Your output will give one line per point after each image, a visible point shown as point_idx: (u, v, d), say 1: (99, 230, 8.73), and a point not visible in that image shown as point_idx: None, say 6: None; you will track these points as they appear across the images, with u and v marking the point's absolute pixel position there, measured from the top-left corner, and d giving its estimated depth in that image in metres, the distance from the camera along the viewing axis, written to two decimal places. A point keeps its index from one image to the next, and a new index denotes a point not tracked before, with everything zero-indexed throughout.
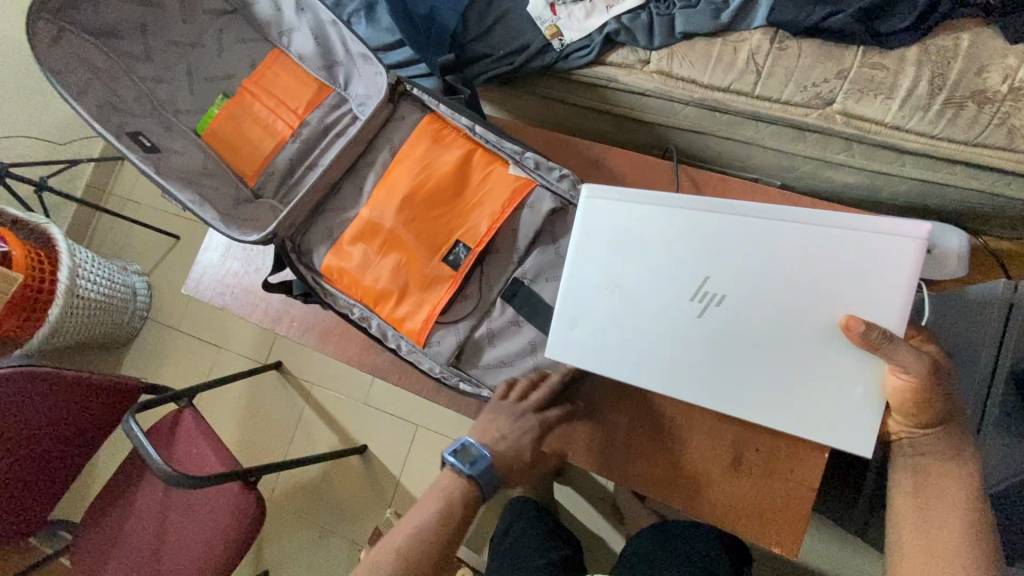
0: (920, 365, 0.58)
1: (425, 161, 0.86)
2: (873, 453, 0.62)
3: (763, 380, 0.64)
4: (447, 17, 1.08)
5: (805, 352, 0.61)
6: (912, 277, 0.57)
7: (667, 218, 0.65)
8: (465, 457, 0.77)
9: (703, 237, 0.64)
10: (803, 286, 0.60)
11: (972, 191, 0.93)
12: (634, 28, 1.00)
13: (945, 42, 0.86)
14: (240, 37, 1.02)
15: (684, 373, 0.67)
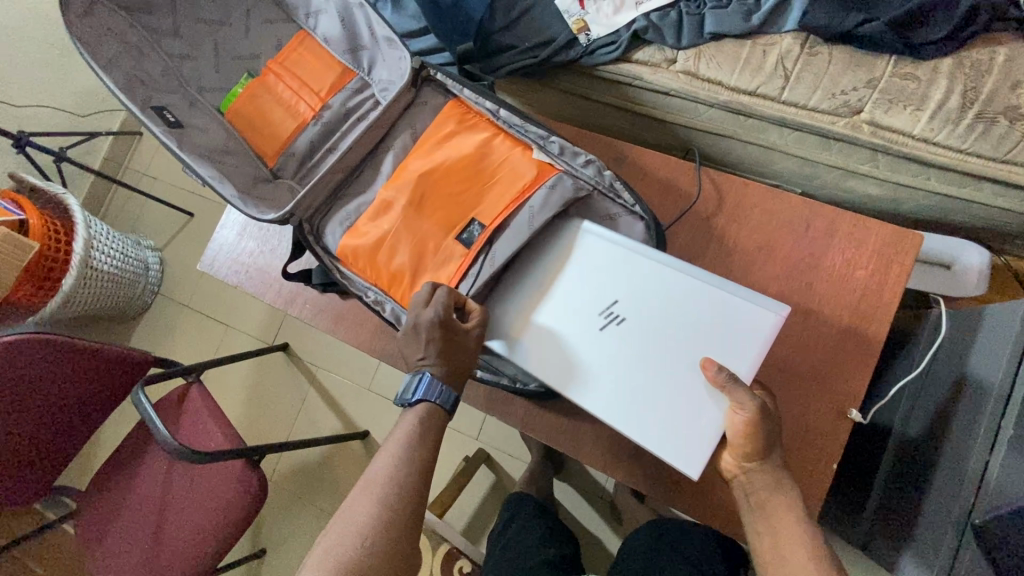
0: (753, 403, 0.62)
1: (446, 143, 0.86)
2: (697, 478, 0.64)
3: (628, 391, 0.69)
4: (474, 6, 1.07)
5: (667, 380, 0.68)
6: (768, 343, 0.65)
7: (606, 247, 0.76)
8: (411, 389, 0.73)
9: (629, 275, 0.74)
10: (685, 327, 0.69)
11: (997, 208, 0.92)
12: (663, 26, 0.99)
13: (980, 55, 0.84)
14: (265, 16, 1.02)
15: (570, 376, 0.72)
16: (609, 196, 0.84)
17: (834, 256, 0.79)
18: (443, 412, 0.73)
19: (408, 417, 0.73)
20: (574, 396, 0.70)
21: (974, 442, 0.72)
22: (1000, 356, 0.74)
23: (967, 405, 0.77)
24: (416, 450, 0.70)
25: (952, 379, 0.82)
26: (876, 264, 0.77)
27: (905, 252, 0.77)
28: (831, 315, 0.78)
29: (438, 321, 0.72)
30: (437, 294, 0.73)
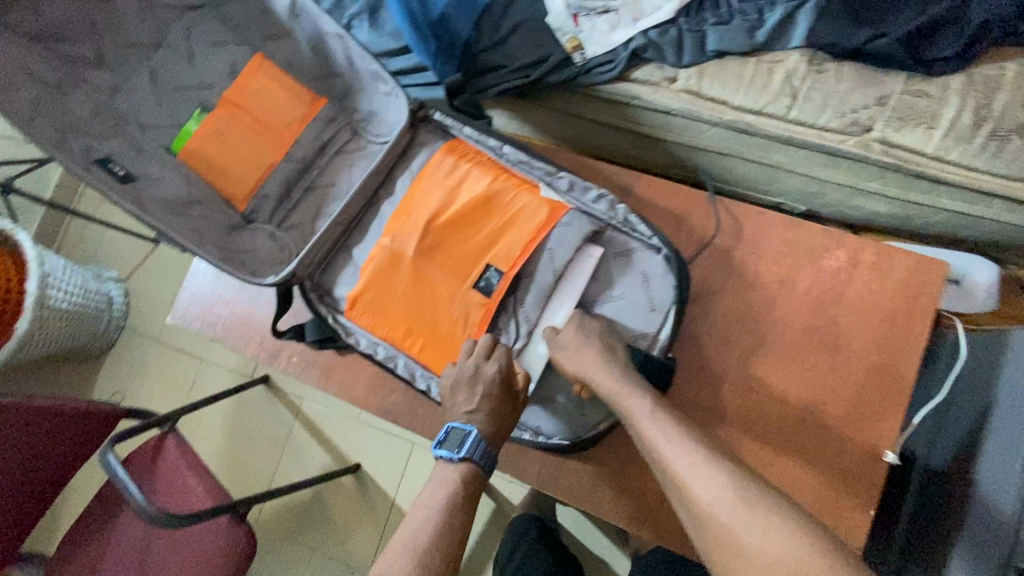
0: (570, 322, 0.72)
1: (451, 185, 0.80)
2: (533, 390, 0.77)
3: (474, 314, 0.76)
4: (460, 24, 1.00)
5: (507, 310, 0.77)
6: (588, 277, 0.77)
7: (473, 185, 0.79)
8: (451, 443, 0.66)
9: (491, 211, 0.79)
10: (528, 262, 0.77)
11: (1008, 224, 0.90)
12: (663, 44, 0.93)
13: (991, 70, 0.82)
14: (213, 39, 0.90)
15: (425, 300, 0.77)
16: (624, 231, 0.79)
17: (854, 285, 0.76)
18: (480, 473, 0.66)
19: (442, 475, 0.65)
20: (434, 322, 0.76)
21: (1007, 476, 0.70)
22: None
23: (1002, 429, 0.74)
24: (450, 531, 0.59)
25: (980, 408, 0.80)
26: (900, 294, 0.75)
27: (927, 281, 0.74)
28: (856, 350, 0.74)
29: (500, 376, 0.69)
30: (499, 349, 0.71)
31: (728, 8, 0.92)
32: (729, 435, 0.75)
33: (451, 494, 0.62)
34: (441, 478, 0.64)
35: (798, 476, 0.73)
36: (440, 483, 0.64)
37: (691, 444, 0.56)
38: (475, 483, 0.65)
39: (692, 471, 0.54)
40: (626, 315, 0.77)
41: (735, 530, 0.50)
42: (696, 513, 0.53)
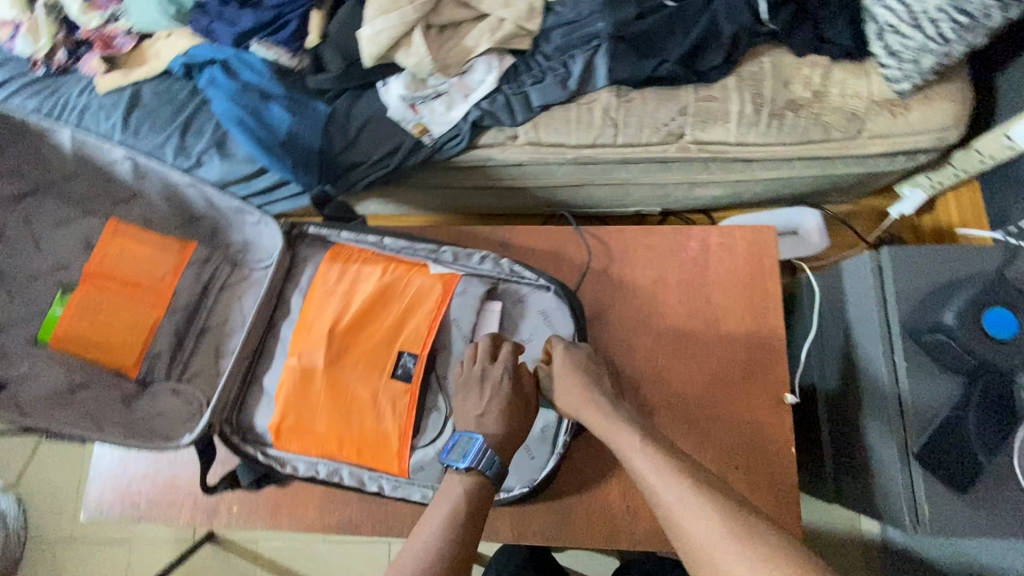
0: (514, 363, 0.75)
1: (344, 289, 0.83)
2: None
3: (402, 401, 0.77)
4: (309, 137, 1.04)
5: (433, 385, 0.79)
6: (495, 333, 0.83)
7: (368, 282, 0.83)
8: (458, 453, 0.68)
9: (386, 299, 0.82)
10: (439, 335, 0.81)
11: (810, 176, 1.09)
12: (496, 110, 1.04)
13: (753, 66, 1.00)
14: (59, 218, 0.89)
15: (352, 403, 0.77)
16: (515, 280, 0.86)
17: (713, 265, 0.88)
18: (488, 485, 0.66)
19: (450, 491, 0.65)
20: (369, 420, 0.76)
21: (880, 381, 0.83)
22: (870, 302, 0.85)
23: (864, 343, 0.87)
24: (458, 545, 0.59)
25: (846, 330, 0.93)
26: (749, 261, 0.88)
27: (765, 246, 0.88)
28: (732, 318, 0.86)
29: (509, 375, 0.73)
30: (504, 349, 0.75)
31: (539, 68, 1.05)
32: (662, 425, 0.83)
33: (452, 512, 0.62)
34: (449, 490, 0.65)
35: (727, 442, 0.82)
36: (444, 504, 0.64)
37: (672, 474, 0.58)
38: (483, 494, 0.65)
39: (674, 506, 0.56)
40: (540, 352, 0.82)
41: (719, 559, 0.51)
42: (689, 550, 0.54)
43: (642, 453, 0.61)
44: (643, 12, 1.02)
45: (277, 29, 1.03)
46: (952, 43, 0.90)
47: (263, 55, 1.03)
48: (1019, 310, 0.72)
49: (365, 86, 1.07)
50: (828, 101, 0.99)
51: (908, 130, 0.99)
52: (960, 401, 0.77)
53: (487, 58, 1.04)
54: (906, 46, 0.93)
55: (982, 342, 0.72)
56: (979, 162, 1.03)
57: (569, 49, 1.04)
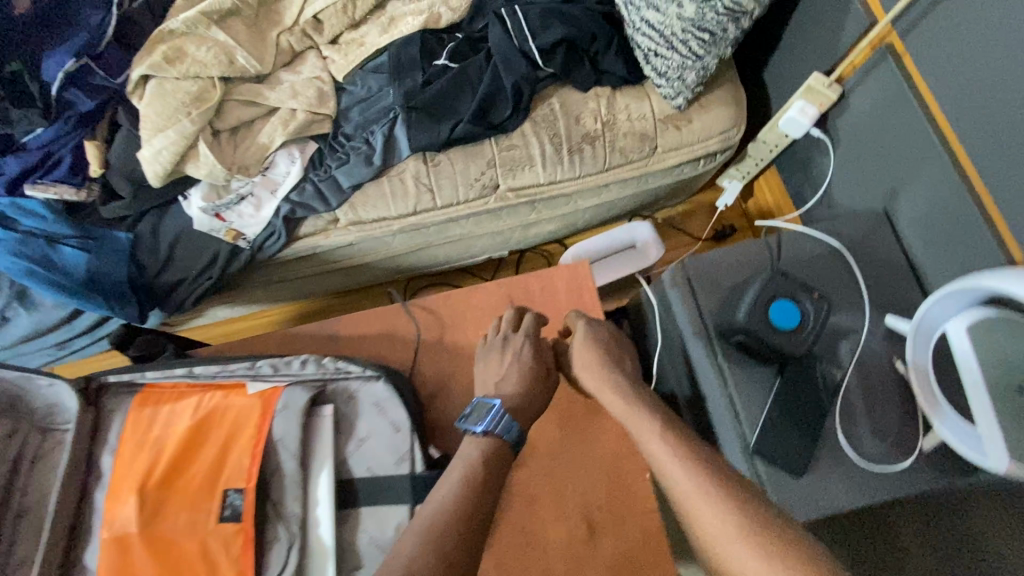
0: (521, 348, 0.79)
1: (155, 436, 0.77)
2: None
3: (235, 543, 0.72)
4: (115, 271, 0.98)
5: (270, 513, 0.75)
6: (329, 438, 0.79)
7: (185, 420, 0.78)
8: (477, 418, 0.71)
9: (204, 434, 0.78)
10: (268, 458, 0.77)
11: (631, 194, 1.14)
12: (307, 200, 1.01)
13: (544, 109, 1.04)
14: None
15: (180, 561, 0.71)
16: (341, 378, 0.83)
17: (539, 311, 0.90)
18: (503, 448, 0.69)
19: (466, 450, 0.68)
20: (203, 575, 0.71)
21: (713, 386, 0.86)
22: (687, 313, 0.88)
23: (693, 352, 0.89)
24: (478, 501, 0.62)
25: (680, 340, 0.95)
26: (571, 299, 0.91)
27: (583, 282, 0.92)
28: None
29: (532, 345, 0.79)
30: (526, 320, 0.82)
31: (343, 150, 1.03)
32: (520, 483, 0.82)
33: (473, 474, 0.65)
34: (466, 451, 0.68)
35: (586, 486, 0.82)
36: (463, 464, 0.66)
37: (688, 469, 0.58)
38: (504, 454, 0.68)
39: (692, 507, 0.55)
40: (380, 446, 0.80)
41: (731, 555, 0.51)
42: (704, 545, 0.53)
43: (665, 440, 0.62)
44: (430, 77, 1.04)
45: (49, 167, 0.96)
46: (705, 57, 0.96)
47: (41, 197, 0.96)
48: (800, 299, 0.77)
49: (165, 205, 1.01)
50: (620, 126, 1.04)
51: (696, 139, 1.05)
52: (776, 391, 0.81)
53: (287, 150, 1.02)
54: (670, 66, 0.99)
55: (774, 337, 0.76)
56: (768, 151, 1.10)
57: (369, 124, 1.04)
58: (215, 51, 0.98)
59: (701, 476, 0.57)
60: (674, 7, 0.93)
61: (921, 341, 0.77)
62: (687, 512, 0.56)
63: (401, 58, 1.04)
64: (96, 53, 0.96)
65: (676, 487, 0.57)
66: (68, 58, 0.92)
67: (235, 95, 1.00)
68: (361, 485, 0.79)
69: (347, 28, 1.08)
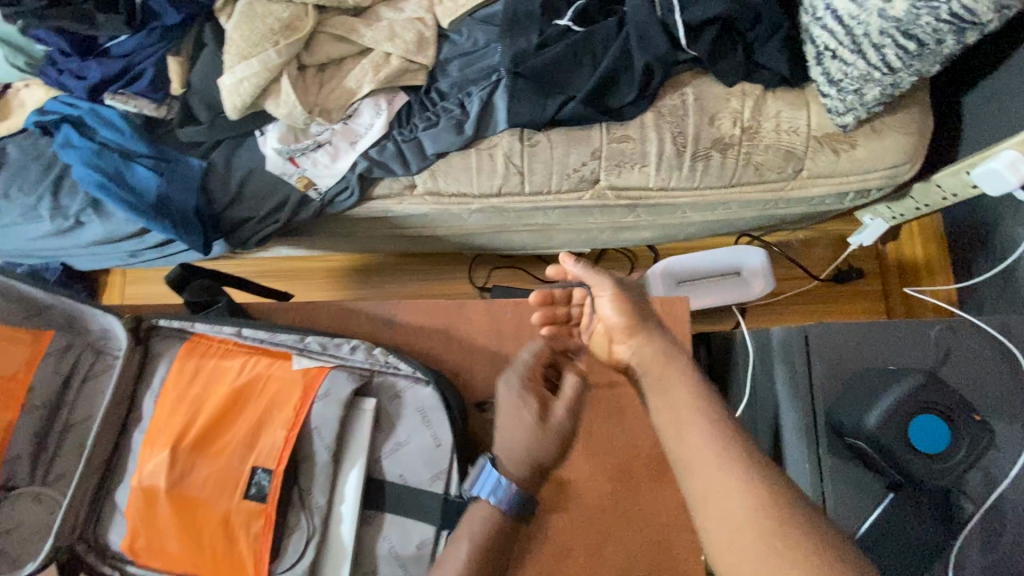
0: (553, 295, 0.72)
1: (195, 392, 0.74)
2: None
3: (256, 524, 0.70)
4: (182, 199, 0.92)
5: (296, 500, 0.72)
6: (366, 436, 0.74)
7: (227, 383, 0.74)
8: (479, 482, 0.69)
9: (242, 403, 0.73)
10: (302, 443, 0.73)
11: (750, 216, 0.97)
12: (386, 160, 0.92)
13: (673, 101, 0.87)
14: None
15: (203, 528, 0.70)
16: (390, 372, 0.77)
17: None
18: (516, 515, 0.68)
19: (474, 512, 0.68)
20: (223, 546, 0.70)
21: (802, 475, 0.73)
22: (795, 384, 0.74)
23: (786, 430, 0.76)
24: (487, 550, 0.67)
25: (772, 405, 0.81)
26: None
27: (677, 321, 0.79)
28: (642, 405, 0.77)
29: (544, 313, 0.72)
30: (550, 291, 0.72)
31: (434, 109, 0.92)
32: (558, 528, 0.75)
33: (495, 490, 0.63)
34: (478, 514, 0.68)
35: (630, 549, 0.73)
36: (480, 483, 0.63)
37: (716, 432, 0.48)
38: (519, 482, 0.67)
39: (706, 472, 0.46)
40: (417, 456, 0.74)
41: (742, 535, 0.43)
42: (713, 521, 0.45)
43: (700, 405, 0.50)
44: (546, 40, 0.88)
45: (132, 79, 0.91)
46: (899, 71, 0.76)
47: (121, 108, 0.92)
48: (954, 421, 0.62)
49: (241, 136, 0.95)
50: (762, 137, 0.85)
51: (853, 169, 0.86)
52: (883, 509, 0.67)
53: (373, 100, 0.92)
54: (848, 74, 0.78)
55: (910, 458, 0.61)
56: (942, 199, 0.90)
57: (467, 84, 0.91)
58: None
59: (731, 444, 0.47)
60: None
61: None
62: (692, 473, 0.47)
63: (518, 12, 0.89)
64: None
65: (691, 444, 0.48)
66: None
67: (328, 28, 0.90)
68: (390, 490, 0.73)
69: None
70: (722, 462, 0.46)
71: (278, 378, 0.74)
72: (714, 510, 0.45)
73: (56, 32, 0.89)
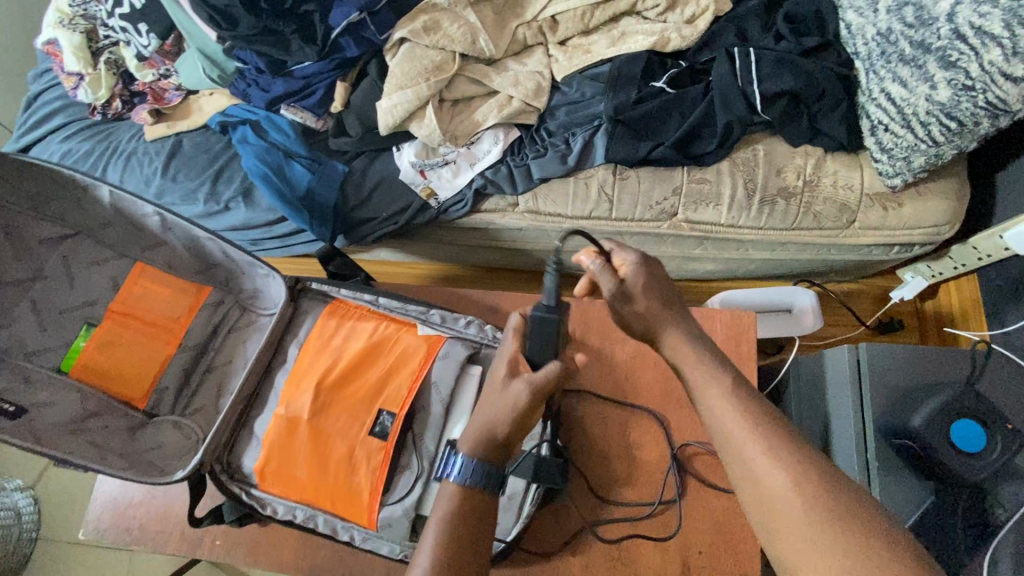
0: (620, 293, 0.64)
1: (335, 344, 0.88)
2: None
3: (376, 459, 0.81)
4: (326, 194, 1.11)
5: (411, 444, 0.84)
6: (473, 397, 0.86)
7: (362, 339, 0.89)
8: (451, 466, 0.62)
9: (375, 357, 0.88)
10: (421, 397, 0.86)
11: (804, 258, 1.11)
12: (499, 179, 1.10)
13: (746, 154, 1.04)
14: (92, 259, 0.96)
15: (330, 458, 0.82)
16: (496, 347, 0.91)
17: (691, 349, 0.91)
18: (487, 500, 0.61)
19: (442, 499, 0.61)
20: (347, 474, 0.81)
21: (852, 476, 0.82)
22: (845, 394, 0.84)
23: (838, 437, 0.85)
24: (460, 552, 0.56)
25: (823, 413, 0.90)
26: (726, 345, 0.91)
27: (745, 333, 0.92)
28: None
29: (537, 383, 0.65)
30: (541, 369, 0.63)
31: (543, 143, 1.11)
32: (629, 498, 0.85)
33: (453, 538, 0.57)
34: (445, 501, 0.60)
35: (692, 526, 0.83)
36: (446, 503, 0.61)
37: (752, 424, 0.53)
38: (487, 513, 0.60)
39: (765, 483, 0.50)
40: None
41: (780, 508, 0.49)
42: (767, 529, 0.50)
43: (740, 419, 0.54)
44: (643, 97, 1.08)
45: (305, 95, 1.13)
46: (942, 145, 0.92)
47: (290, 118, 1.14)
48: (988, 426, 0.72)
49: (379, 151, 1.15)
50: (820, 190, 1.02)
51: (899, 225, 1.01)
52: (929, 507, 0.76)
53: (493, 132, 1.11)
54: (898, 144, 0.95)
55: (952, 456, 0.71)
56: (976, 259, 1.04)
57: (572, 126, 1.10)
58: (464, 29, 1.09)
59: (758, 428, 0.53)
60: (926, 86, 0.89)
61: None
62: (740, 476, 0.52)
63: (622, 72, 1.09)
64: (373, 11, 1.06)
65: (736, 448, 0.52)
66: (353, 10, 1.05)
67: (467, 72, 1.11)
68: None
69: (578, 33, 1.15)
70: (759, 464, 0.51)
71: (407, 339, 0.89)
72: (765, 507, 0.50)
73: (258, 54, 1.10)
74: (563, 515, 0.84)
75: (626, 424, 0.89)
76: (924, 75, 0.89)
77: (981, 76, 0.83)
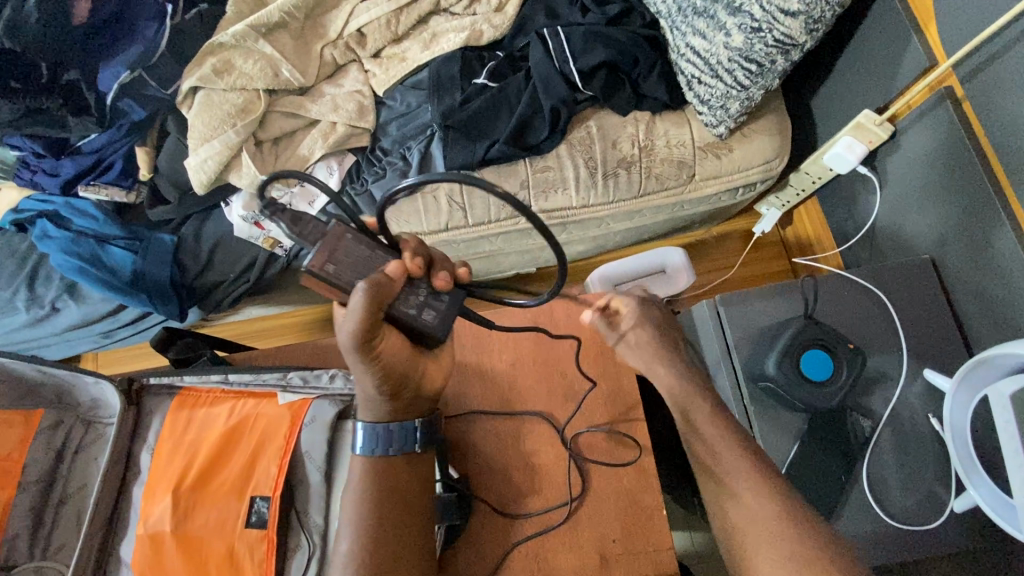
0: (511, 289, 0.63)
1: (190, 439, 0.81)
2: None
3: (259, 552, 0.74)
4: (156, 271, 0.99)
5: (297, 522, 0.78)
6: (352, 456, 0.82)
7: (218, 425, 0.82)
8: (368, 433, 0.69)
9: (237, 441, 0.80)
10: (296, 469, 0.80)
11: (661, 220, 1.13)
12: (343, 213, 1.03)
13: (580, 132, 1.03)
14: None
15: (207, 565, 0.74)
16: None
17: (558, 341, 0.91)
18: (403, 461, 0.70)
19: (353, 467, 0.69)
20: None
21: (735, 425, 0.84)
22: (713, 347, 0.87)
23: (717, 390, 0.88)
24: (381, 513, 0.66)
25: None
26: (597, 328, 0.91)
27: None
28: (590, 387, 0.90)
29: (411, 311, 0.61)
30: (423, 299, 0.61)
31: (380, 164, 1.05)
32: (536, 508, 0.83)
33: (377, 505, 0.67)
34: (359, 468, 0.69)
35: (602, 517, 0.82)
36: (358, 490, 0.68)
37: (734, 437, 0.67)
38: (406, 469, 0.70)
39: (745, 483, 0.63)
40: None
41: (746, 502, 0.62)
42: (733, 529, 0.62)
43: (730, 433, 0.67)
44: (468, 95, 1.04)
45: (103, 170, 1.02)
46: (751, 88, 0.94)
47: (94, 198, 1.03)
48: (832, 350, 0.76)
49: (207, 210, 1.06)
50: (656, 152, 1.03)
51: (734, 169, 1.04)
52: (804, 438, 0.80)
53: (325, 162, 1.04)
54: (713, 94, 0.97)
55: (802, 386, 0.75)
56: (812, 182, 1.10)
57: (406, 140, 1.05)
58: (260, 63, 1.01)
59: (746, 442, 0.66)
60: (721, 34, 0.91)
61: (959, 402, 0.75)
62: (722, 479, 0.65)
63: (441, 76, 1.05)
64: (149, 64, 0.98)
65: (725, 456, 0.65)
66: (123, 69, 0.95)
67: (278, 106, 1.03)
68: None
69: (389, 42, 1.09)
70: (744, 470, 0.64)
71: (266, 411, 0.83)
72: (725, 490, 0.64)
73: (31, 138, 0.99)
74: (475, 546, 0.81)
75: (519, 433, 0.88)
76: (718, 24, 0.91)
77: (764, 16, 0.85)
